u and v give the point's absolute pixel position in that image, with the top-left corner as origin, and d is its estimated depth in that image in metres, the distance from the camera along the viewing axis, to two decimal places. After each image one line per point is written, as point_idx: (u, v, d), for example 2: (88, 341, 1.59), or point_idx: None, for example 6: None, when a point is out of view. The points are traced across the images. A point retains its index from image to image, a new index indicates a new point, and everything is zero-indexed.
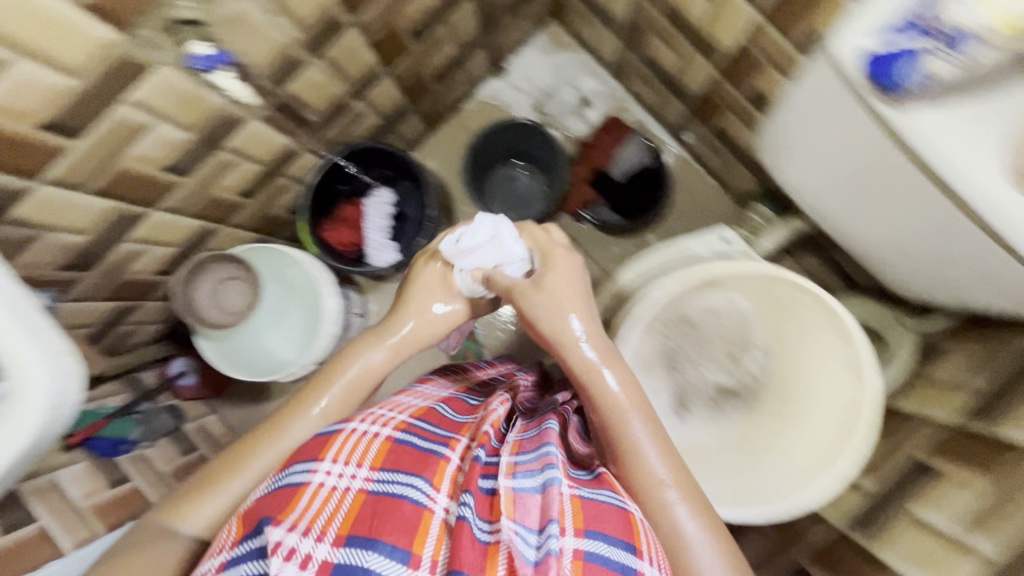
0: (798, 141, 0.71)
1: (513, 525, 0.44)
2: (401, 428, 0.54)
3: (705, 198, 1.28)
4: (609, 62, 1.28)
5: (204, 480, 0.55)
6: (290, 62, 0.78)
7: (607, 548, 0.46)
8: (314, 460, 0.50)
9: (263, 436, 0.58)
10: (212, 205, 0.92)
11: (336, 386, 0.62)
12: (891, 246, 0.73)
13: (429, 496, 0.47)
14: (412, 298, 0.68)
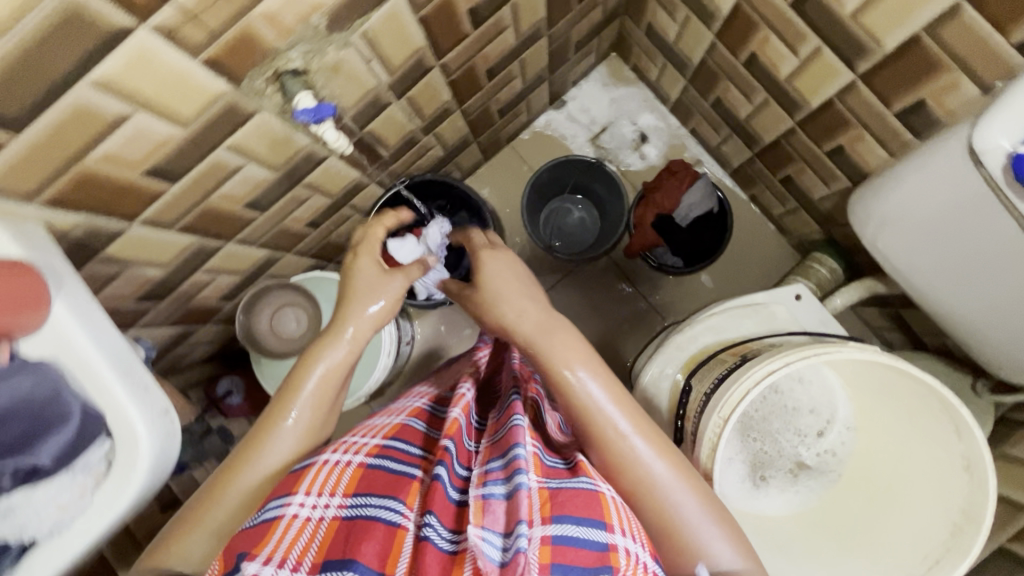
0: (902, 204, 0.69)
1: (481, 532, 0.46)
2: (374, 452, 0.58)
3: (762, 241, 1.26)
4: (671, 100, 1.27)
5: (193, 513, 0.57)
6: (375, 104, 0.78)
7: (574, 529, 0.49)
8: (288, 494, 0.53)
9: (241, 460, 0.59)
10: (279, 236, 0.92)
11: (301, 403, 0.62)
12: (999, 329, 0.70)
13: (402, 514, 0.50)
14: (355, 293, 0.69)
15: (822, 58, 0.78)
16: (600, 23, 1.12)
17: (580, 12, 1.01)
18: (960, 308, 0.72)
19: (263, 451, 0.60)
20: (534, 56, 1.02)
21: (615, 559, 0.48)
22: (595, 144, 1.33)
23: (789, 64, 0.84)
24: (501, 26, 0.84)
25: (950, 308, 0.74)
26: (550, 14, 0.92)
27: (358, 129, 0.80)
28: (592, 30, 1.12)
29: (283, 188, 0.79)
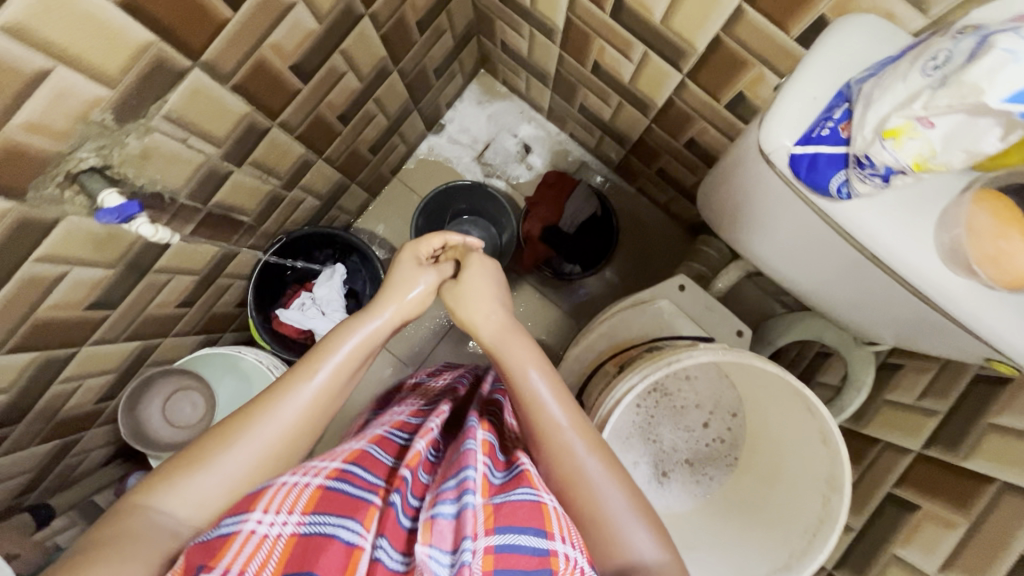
0: (741, 199, 0.67)
1: (428, 551, 0.41)
2: (335, 474, 0.47)
3: (656, 229, 1.30)
4: (544, 109, 1.28)
5: (194, 457, 0.49)
6: (213, 176, 0.74)
7: (518, 539, 0.42)
8: (245, 510, 0.43)
9: (257, 411, 0.52)
10: (148, 323, 0.86)
11: (328, 364, 0.56)
12: (850, 294, 0.69)
13: (361, 534, 0.43)
14: (392, 283, 0.65)
15: (651, 61, 0.81)
16: (454, 47, 1.12)
17: (427, 41, 1.00)
18: (813, 281, 0.70)
19: (279, 411, 0.52)
20: (389, 92, 1.00)
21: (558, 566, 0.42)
22: (481, 163, 1.33)
23: (627, 68, 0.87)
24: (337, 74, 0.82)
25: (802, 283, 0.73)
26: (391, 51, 0.91)
27: (203, 204, 0.77)
28: (448, 55, 1.11)
29: (131, 280, 0.75)
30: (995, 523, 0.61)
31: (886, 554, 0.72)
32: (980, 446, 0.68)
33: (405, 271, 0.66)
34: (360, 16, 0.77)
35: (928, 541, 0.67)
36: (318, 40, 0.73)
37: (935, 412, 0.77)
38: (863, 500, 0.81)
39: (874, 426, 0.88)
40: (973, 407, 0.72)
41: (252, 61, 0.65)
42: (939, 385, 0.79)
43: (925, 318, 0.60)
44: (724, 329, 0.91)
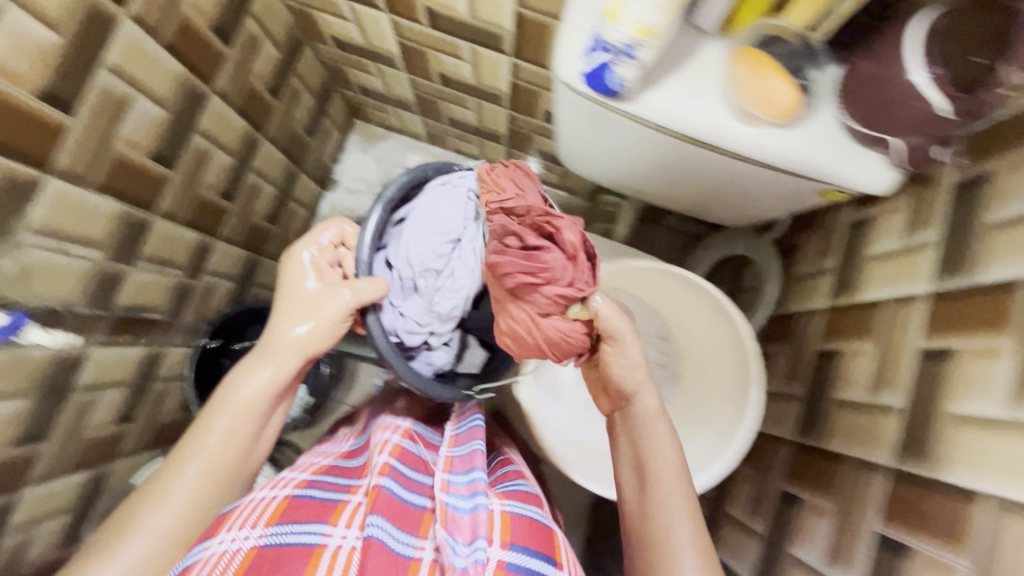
0: (579, 141, 0.73)
1: (445, 535, 0.58)
2: (303, 484, 0.63)
3: (562, 208, 1.37)
4: (423, 136, 1.35)
5: (125, 520, 0.61)
6: (109, 278, 0.76)
7: (524, 559, 0.58)
8: (209, 537, 0.58)
9: (160, 486, 0.63)
10: (89, 450, 0.84)
11: (227, 414, 0.66)
12: (706, 193, 0.74)
13: (323, 534, 0.56)
14: (286, 310, 0.71)
15: (481, 52, 0.88)
16: (318, 104, 1.17)
17: (287, 105, 1.05)
18: (672, 195, 0.79)
19: (172, 485, 0.62)
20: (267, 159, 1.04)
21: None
22: None
23: (466, 67, 0.95)
24: (204, 153, 0.85)
25: (668, 194, 0.78)
26: (252, 120, 0.95)
27: (104, 309, 0.77)
28: (314, 112, 1.17)
29: (56, 400, 0.75)
30: (896, 329, 0.67)
31: (831, 406, 0.73)
32: (871, 281, 0.75)
33: (289, 272, 0.73)
34: (207, 94, 0.82)
35: (856, 375, 0.70)
36: (172, 125, 0.77)
37: (831, 268, 0.85)
38: (803, 367, 0.83)
39: (791, 302, 0.94)
40: (857, 254, 0.80)
41: (108, 158, 0.69)
42: (829, 246, 0.87)
43: (766, 181, 0.65)
44: None
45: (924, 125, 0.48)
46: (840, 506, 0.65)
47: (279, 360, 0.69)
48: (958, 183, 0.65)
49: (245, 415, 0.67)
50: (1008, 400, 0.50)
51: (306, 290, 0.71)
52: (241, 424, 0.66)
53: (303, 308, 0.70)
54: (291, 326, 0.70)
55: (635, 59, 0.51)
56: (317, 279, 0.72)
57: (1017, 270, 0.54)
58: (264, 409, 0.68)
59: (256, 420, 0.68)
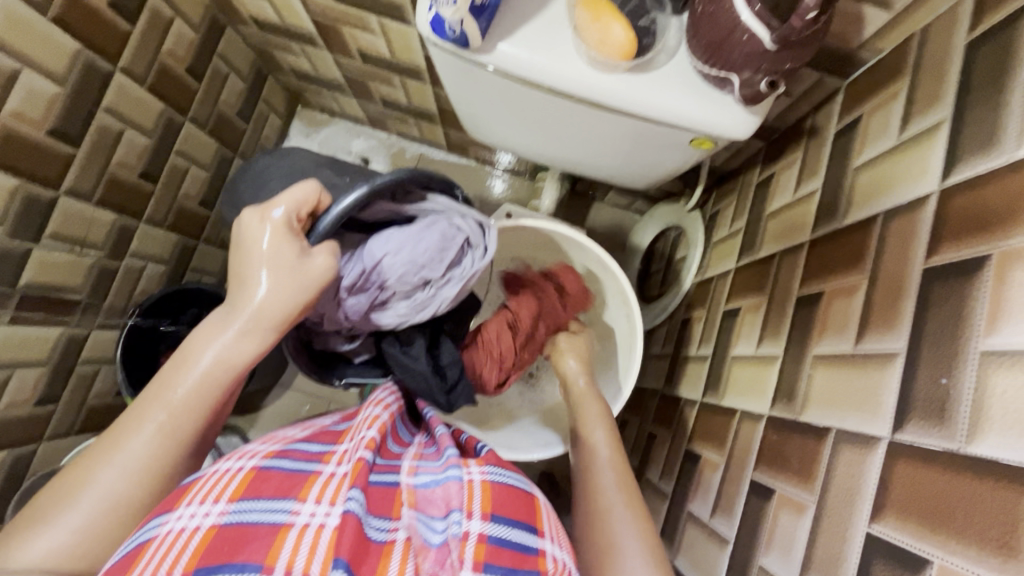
0: (465, 107, 0.72)
1: (415, 514, 0.41)
2: (273, 454, 0.42)
3: (505, 188, 1.37)
4: (365, 120, 1.35)
5: (74, 478, 0.41)
6: (9, 254, 0.77)
7: (510, 532, 0.40)
8: (166, 510, 0.37)
9: (103, 446, 0.42)
10: (7, 429, 0.85)
11: (195, 372, 0.44)
12: (601, 156, 0.73)
13: (291, 511, 0.36)
14: (250, 250, 0.47)
15: (388, 23, 0.88)
16: (250, 87, 1.17)
17: (211, 87, 1.04)
18: (572, 160, 0.77)
19: (127, 442, 0.42)
20: (191, 142, 1.04)
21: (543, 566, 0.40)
22: None
23: (380, 42, 0.95)
24: (113, 132, 0.86)
25: (568, 158, 0.77)
26: (169, 101, 0.95)
27: (8, 286, 0.78)
28: (245, 96, 1.16)
29: None
30: (782, 278, 0.66)
31: (728, 362, 0.73)
32: (768, 237, 0.74)
33: (246, 227, 0.47)
34: (108, 72, 0.82)
35: (749, 329, 0.70)
36: (70, 102, 0.78)
37: (740, 229, 0.84)
38: (711, 329, 0.82)
39: (709, 266, 0.93)
40: (759, 212, 0.79)
41: None
42: (741, 208, 0.87)
43: (645, 138, 0.64)
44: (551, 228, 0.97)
45: (756, 59, 0.47)
46: (725, 457, 0.65)
47: (252, 323, 0.45)
48: (837, 131, 0.64)
49: (211, 378, 0.44)
50: (855, 336, 0.49)
51: (266, 256, 0.46)
52: (203, 389, 0.44)
53: (274, 267, 0.46)
54: (253, 279, 0.46)
55: (453, 6, 0.49)
56: (278, 236, 0.47)
57: (868, 209, 0.54)
58: (234, 379, 0.45)
59: (224, 389, 0.45)
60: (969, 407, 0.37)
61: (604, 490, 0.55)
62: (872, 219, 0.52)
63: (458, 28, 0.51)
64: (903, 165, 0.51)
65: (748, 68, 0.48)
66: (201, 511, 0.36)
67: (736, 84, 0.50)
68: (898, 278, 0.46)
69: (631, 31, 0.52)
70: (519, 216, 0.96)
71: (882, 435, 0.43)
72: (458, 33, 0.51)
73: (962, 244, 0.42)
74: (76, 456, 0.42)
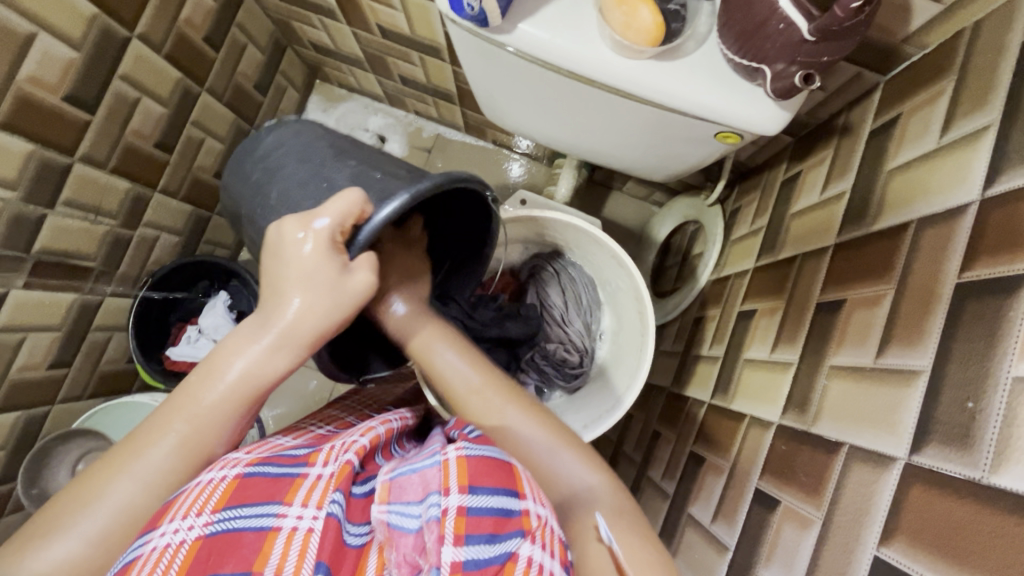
0: (485, 92, 0.70)
1: (387, 508, 0.39)
2: (256, 461, 0.42)
3: (522, 173, 1.35)
4: (383, 97, 1.33)
5: (88, 486, 0.40)
6: (24, 220, 0.78)
7: (491, 500, 0.39)
8: (150, 528, 0.37)
9: (119, 457, 0.41)
10: (20, 390, 0.87)
11: (222, 386, 0.43)
12: (626, 143, 0.69)
13: (276, 515, 0.37)
14: (281, 264, 0.45)
15: None
16: (268, 59, 1.15)
17: (229, 57, 1.03)
18: (593, 149, 0.74)
19: (149, 451, 0.41)
20: (208, 113, 1.03)
21: (528, 526, 0.39)
22: None
23: (399, 17, 0.92)
24: (128, 101, 0.85)
25: (588, 146, 0.74)
26: (186, 70, 0.94)
27: (23, 251, 0.79)
28: (264, 68, 1.14)
29: None
30: (803, 282, 0.63)
31: (740, 366, 0.71)
32: (790, 238, 0.71)
33: (286, 234, 0.45)
34: (125, 38, 0.81)
35: (763, 334, 0.68)
36: (86, 69, 0.77)
37: (761, 228, 0.81)
38: (724, 330, 0.80)
39: (726, 265, 0.91)
40: (782, 211, 0.76)
41: (10, 97, 0.70)
42: (763, 205, 0.84)
43: (665, 126, 0.60)
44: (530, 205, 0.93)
45: (791, 51, 0.44)
46: (730, 463, 0.63)
47: (286, 338, 0.44)
48: (872, 130, 0.61)
49: (239, 393, 0.43)
50: (876, 350, 0.47)
51: (306, 269, 0.44)
52: (231, 400, 0.43)
53: (311, 284, 0.44)
54: (288, 295, 0.44)
55: None
56: (319, 249, 0.44)
57: (900, 216, 0.51)
58: (262, 392, 0.44)
59: (252, 401, 0.44)
60: (995, 434, 0.35)
61: (504, 417, 0.50)
62: (904, 226, 0.50)
63: (478, 4, 0.49)
64: (942, 170, 0.48)
65: (781, 60, 0.45)
66: (187, 521, 0.37)
67: (768, 77, 0.47)
68: (927, 291, 0.44)
69: (658, 16, 0.49)
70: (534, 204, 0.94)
71: (898, 456, 0.41)
72: (477, 10, 0.49)
73: (999, 260, 0.39)
74: (92, 467, 0.42)
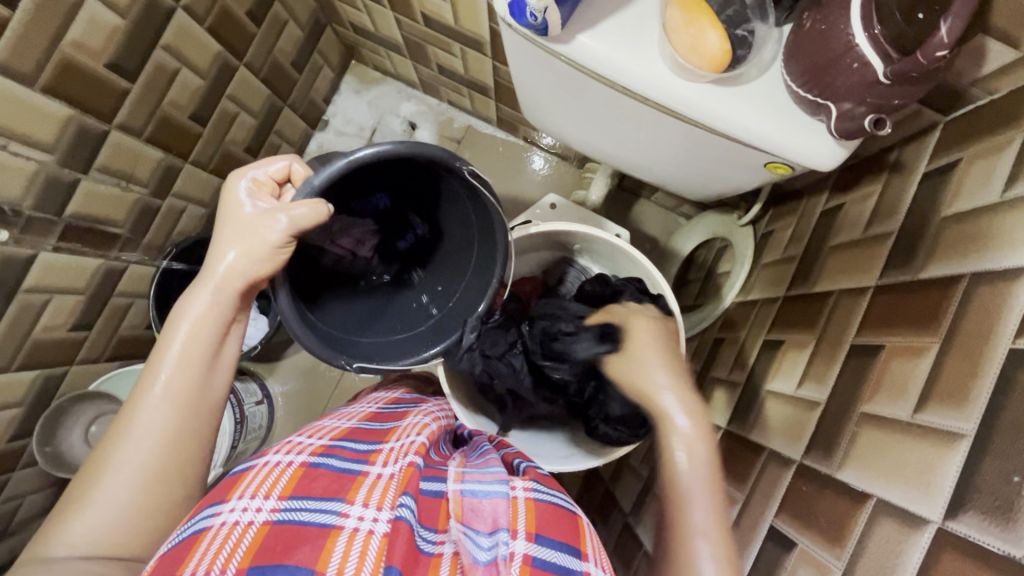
0: (528, 95, 0.69)
1: (463, 528, 0.40)
2: (320, 452, 0.44)
3: (550, 171, 1.33)
4: (418, 83, 1.31)
5: (95, 462, 0.47)
6: (60, 184, 0.78)
7: (555, 555, 0.39)
8: (219, 501, 0.39)
9: (115, 433, 0.48)
10: (41, 349, 0.88)
11: (174, 349, 0.49)
12: (666, 159, 0.67)
13: (340, 513, 0.38)
14: (222, 226, 0.51)
15: None
16: (307, 37, 1.14)
17: (270, 33, 1.02)
18: (631, 162, 0.73)
19: (134, 423, 0.47)
20: (245, 88, 1.03)
21: None
22: None
23: (445, 8, 0.91)
24: (168, 71, 0.85)
25: (627, 160, 0.73)
26: (227, 43, 0.93)
27: (56, 215, 0.80)
28: (302, 45, 1.13)
29: (5, 294, 0.78)
30: (836, 322, 0.62)
31: (763, 397, 0.70)
32: (827, 272, 0.70)
33: (222, 203, 0.51)
34: (171, 8, 0.80)
35: (792, 367, 0.66)
36: (131, 37, 0.77)
37: (796, 256, 0.79)
38: (747, 357, 0.79)
39: (753, 290, 0.89)
40: (821, 240, 0.75)
41: (55, 61, 0.70)
42: (798, 234, 0.82)
43: (710, 148, 0.59)
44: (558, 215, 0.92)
45: (862, 91, 0.43)
46: (745, 494, 0.63)
47: (220, 289, 0.50)
48: (927, 171, 0.59)
49: (190, 348, 0.50)
50: (914, 403, 0.46)
51: (244, 225, 0.50)
52: (190, 358, 0.50)
53: (242, 237, 0.50)
54: (221, 254, 0.50)
55: None
56: (251, 208, 0.50)
57: (951, 267, 0.49)
58: (214, 342, 0.51)
59: (208, 354, 0.51)
60: None
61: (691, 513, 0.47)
62: (956, 278, 0.48)
63: (542, 16, 0.47)
64: (1001, 225, 0.46)
65: (850, 100, 0.44)
66: (256, 505, 0.38)
67: (832, 115, 0.46)
68: (975, 350, 0.43)
69: (727, 42, 0.47)
70: (562, 211, 0.93)
71: (932, 518, 0.41)
72: (539, 21, 0.48)
73: None
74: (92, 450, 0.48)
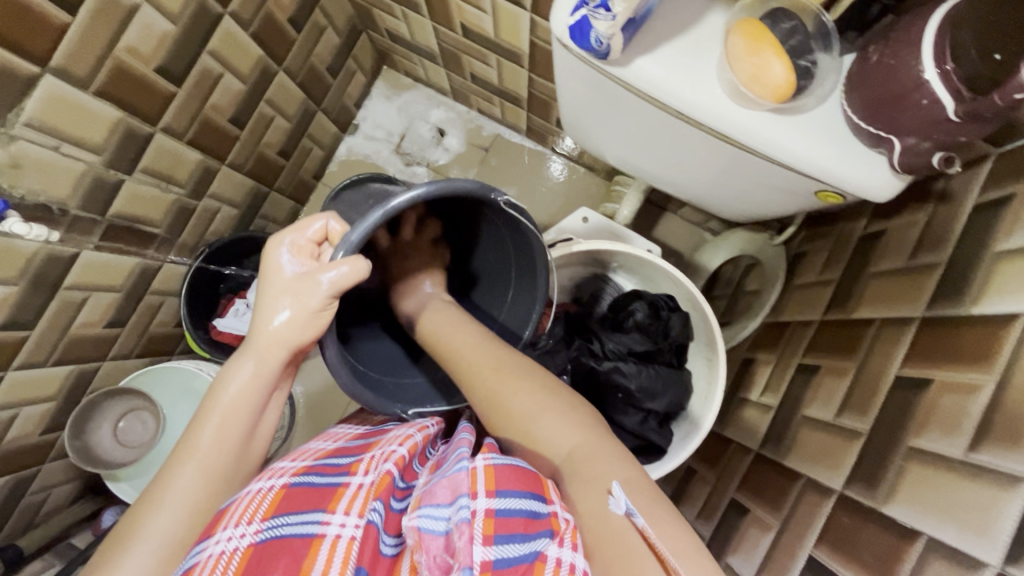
0: (573, 113, 0.69)
1: (420, 511, 0.40)
2: (302, 470, 0.44)
3: (578, 182, 1.33)
4: (449, 91, 1.32)
5: (131, 524, 0.47)
6: (104, 184, 0.80)
7: (519, 502, 0.38)
8: (206, 536, 0.40)
9: (150, 499, 0.48)
10: (76, 345, 0.89)
11: (219, 409, 0.51)
12: (712, 182, 0.67)
13: (320, 523, 0.38)
14: (266, 292, 0.52)
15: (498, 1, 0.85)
16: (344, 43, 1.15)
17: (309, 38, 1.03)
18: (674, 182, 0.73)
19: (172, 485, 0.48)
20: (283, 92, 1.04)
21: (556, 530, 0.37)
22: (400, 153, 1.36)
23: (487, 20, 0.91)
24: (212, 76, 0.86)
25: (668, 180, 0.73)
26: (268, 49, 0.94)
27: (99, 214, 0.81)
28: (338, 51, 1.14)
29: (47, 290, 0.79)
30: (879, 351, 0.62)
31: (797, 422, 0.69)
32: (868, 299, 0.69)
33: (265, 268, 0.52)
34: (218, 15, 0.81)
35: (830, 395, 0.66)
36: (179, 42, 0.78)
37: (833, 281, 0.79)
38: (779, 380, 0.79)
39: (785, 313, 0.89)
40: (861, 266, 0.74)
41: (108, 65, 0.71)
42: (835, 258, 0.81)
43: (761, 175, 0.59)
44: (591, 230, 0.92)
45: (930, 128, 0.43)
46: (780, 521, 0.62)
47: (270, 347, 0.51)
48: (978, 204, 0.58)
49: (236, 406, 0.51)
50: (968, 443, 0.46)
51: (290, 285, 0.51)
52: (232, 417, 0.51)
53: (291, 297, 0.50)
54: (274, 312, 0.51)
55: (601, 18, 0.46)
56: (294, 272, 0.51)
57: (1007, 305, 0.49)
58: (260, 400, 0.52)
59: (248, 416, 0.52)
60: None
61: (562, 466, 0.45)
62: (1012, 316, 0.48)
63: (609, 42, 0.48)
64: None
65: (916, 135, 0.44)
66: (241, 532, 0.39)
67: (896, 150, 0.46)
68: None
69: (791, 72, 0.48)
70: (596, 225, 0.93)
71: (990, 561, 0.42)
72: (604, 46, 0.48)
73: None
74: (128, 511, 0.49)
